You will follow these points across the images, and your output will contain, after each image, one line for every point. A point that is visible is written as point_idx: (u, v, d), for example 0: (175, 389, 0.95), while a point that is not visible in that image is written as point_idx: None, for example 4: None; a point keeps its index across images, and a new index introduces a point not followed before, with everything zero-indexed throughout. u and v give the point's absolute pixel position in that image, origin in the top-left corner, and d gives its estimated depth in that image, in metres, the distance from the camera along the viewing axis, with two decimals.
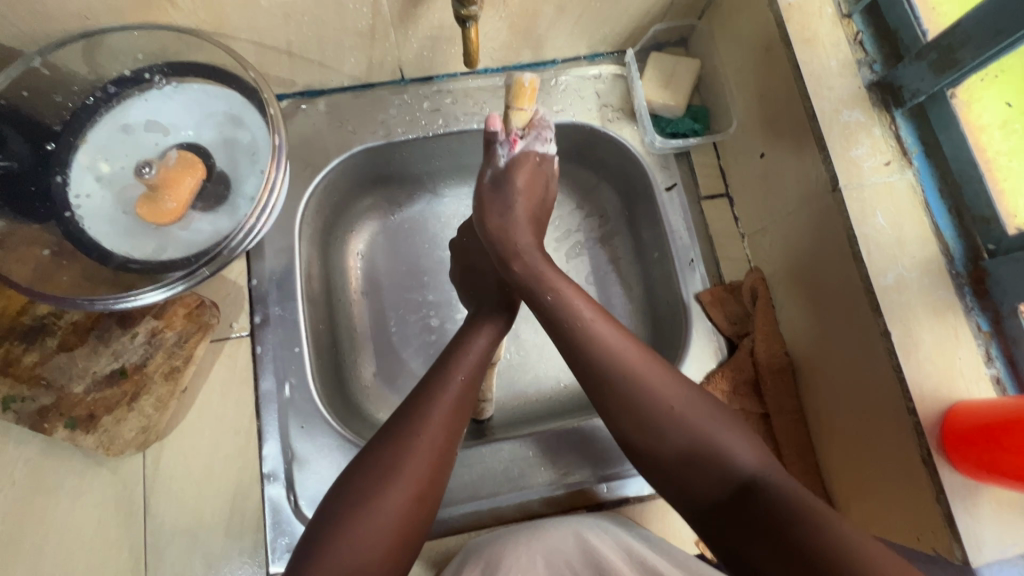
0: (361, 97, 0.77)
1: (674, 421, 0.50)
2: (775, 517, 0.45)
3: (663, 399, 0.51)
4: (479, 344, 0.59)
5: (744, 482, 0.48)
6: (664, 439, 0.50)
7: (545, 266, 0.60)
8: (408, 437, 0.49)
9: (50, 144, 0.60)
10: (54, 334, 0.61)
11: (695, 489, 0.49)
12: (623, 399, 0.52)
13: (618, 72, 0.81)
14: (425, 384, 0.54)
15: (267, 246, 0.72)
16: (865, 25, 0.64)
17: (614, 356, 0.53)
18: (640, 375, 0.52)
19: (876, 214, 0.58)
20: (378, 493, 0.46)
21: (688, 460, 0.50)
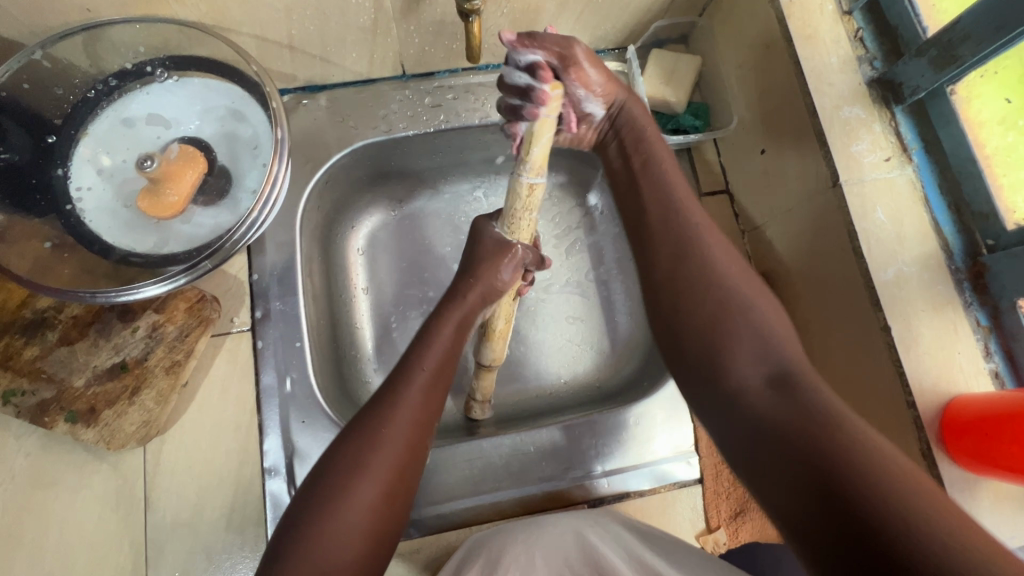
0: (362, 93, 0.77)
1: (724, 293, 0.48)
2: (798, 411, 0.39)
3: (716, 270, 0.50)
4: (443, 335, 0.56)
5: (780, 371, 0.43)
6: (709, 307, 0.48)
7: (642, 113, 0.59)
8: (375, 431, 0.47)
9: (51, 137, 0.60)
10: (54, 328, 0.61)
11: (726, 370, 0.45)
12: (673, 256, 0.52)
13: (620, 68, 0.81)
14: (390, 378, 0.52)
15: (268, 240, 0.72)
16: (865, 22, 0.64)
17: (682, 216, 0.54)
18: (702, 239, 0.52)
19: (876, 210, 0.58)
20: (347, 489, 0.45)
21: (729, 336, 0.46)
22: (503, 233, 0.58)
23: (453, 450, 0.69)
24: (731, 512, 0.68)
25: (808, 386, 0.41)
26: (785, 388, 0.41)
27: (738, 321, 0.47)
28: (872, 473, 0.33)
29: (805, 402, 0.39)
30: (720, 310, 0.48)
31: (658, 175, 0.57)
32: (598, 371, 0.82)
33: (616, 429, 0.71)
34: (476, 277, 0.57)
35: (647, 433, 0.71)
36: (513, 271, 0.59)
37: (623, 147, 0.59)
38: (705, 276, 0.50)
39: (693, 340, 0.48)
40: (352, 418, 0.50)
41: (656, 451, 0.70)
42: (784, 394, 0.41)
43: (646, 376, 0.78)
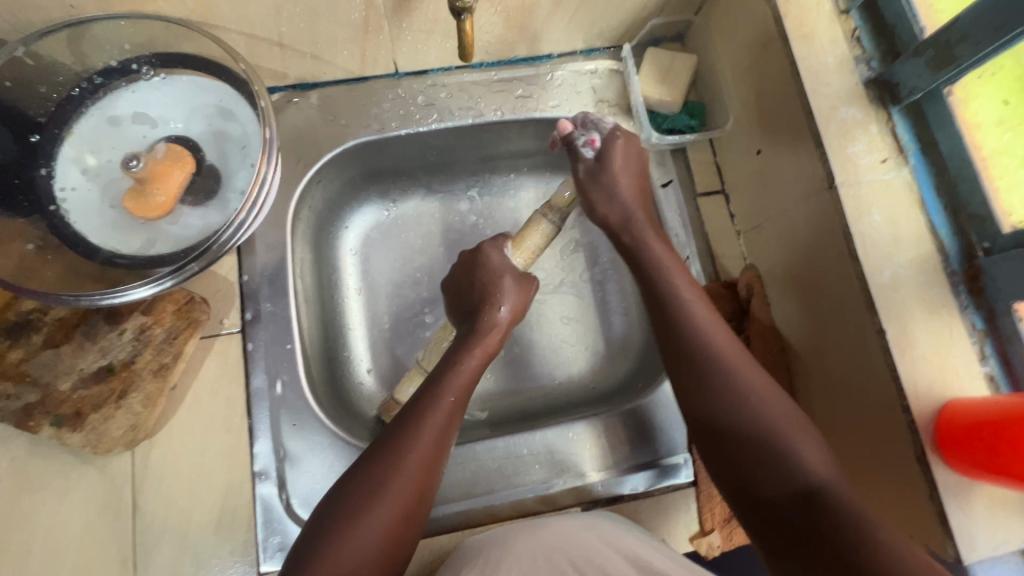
0: (354, 91, 0.76)
1: (751, 414, 0.53)
2: (832, 533, 0.44)
3: (745, 391, 0.54)
4: (470, 364, 0.60)
5: (809, 490, 0.48)
6: (738, 427, 0.53)
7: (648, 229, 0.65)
8: (396, 457, 0.51)
9: (34, 136, 0.58)
10: (39, 330, 0.60)
11: (758, 486, 0.51)
12: (694, 379, 0.56)
13: (614, 67, 0.80)
14: (414, 405, 0.56)
15: (258, 241, 0.71)
16: (862, 22, 0.64)
17: (702, 337, 0.57)
18: (723, 358, 0.56)
19: (872, 211, 0.58)
20: (364, 513, 0.49)
21: (758, 456, 0.51)
22: (512, 258, 0.68)
23: None
24: (725, 515, 0.67)
25: (836, 507, 0.46)
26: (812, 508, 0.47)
27: (768, 441, 0.51)
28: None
29: (834, 522, 0.45)
30: (751, 430, 0.52)
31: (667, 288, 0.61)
32: (594, 374, 0.81)
33: (611, 431, 0.70)
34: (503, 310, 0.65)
35: (645, 434, 0.70)
36: (521, 293, 0.67)
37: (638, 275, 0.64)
38: (733, 397, 0.54)
39: (723, 456, 0.54)
40: (375, 440, 0.54)
41: (653, 451, 0.70)
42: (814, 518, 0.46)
43: (642, 377, 0.79)
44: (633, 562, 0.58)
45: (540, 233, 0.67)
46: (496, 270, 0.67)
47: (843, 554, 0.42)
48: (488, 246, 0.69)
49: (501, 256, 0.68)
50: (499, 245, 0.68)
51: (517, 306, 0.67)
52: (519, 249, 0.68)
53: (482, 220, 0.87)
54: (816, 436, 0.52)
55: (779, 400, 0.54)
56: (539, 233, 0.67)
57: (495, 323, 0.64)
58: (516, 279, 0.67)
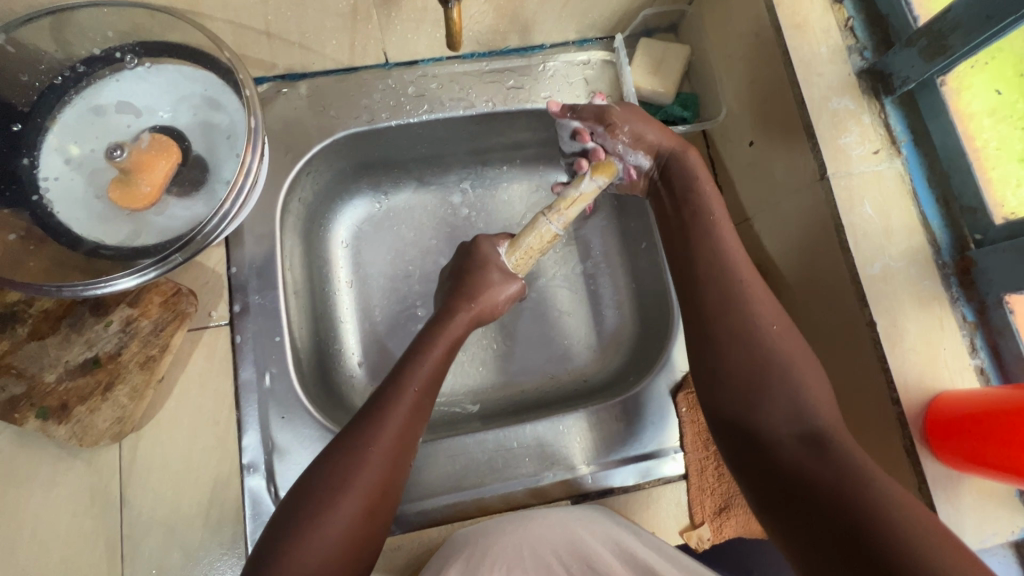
0: (344, 82, 0.75)
1: (768, 354, 0.56)
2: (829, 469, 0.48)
3: (764, 332, 0.57)
4: (434, 353, 0.61)
5: (812, 430, 0.52)
6: (754, 365, 0.56)
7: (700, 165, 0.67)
8: (360, 450, 0.52)
9: (17, 126, 0.58)
10: (25, 322, 0.60)
11: (766, 421, 0.54)
12: (721, 316, 0.59)
13: (608, 58, 0.79)
14: (378, 398, 0.56)
15: (246, 233, 0.70)
16: (856, 11, 0.63)
17: (733, 277, 0.60)
18: (749, 297, 0.59)
19: (863, 203, 0.57)
20: (329, 508, 0.49)
21: (768, 393, 0.55)
22: (505, 258, 0.69)
23: (434, 445, 0.68)
24: (716, 507, 0.68)
25: (838, 447, 0.50)
26: (814, 447, 0.50)
27: (780, 380, 0.55)
28: (889, 517, 0.43)
29: (832, 458, 0.49)
30: (761, 368, 0.56)
31: (706, 224, 0.63)
32: (585, 366, 0.81)
33: (603, 423, 0.70)
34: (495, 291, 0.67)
35: (637, 429, 0.70)
36: (507, 290, 0.68)
37: (676, 204, 0.66)
38: (753, 336, 0.57)
39: (733, 397, 0.57)
40: (337, 436, 0.54)
41: (644, 445, 0.69)
42: (816, 454, 0.50)
43: (633, 370, 0.78)
44: (627, 560, 0.58)
45: (537, 234, 0.67)
46: (482, 260, 0.69)
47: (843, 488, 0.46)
48: (481, 239, 0.71)
49: (492, 249, 0.70)
50: (495, 242, 0.70)
51: (496, 294, 0.68)
52: (514, 250, 0.69)
53: (474, 212, 0.86)
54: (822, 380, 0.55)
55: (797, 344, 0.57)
56: (537, 233, 0.67)
57: (456, 310, 0.65)
58: (500, 274, 0.68)
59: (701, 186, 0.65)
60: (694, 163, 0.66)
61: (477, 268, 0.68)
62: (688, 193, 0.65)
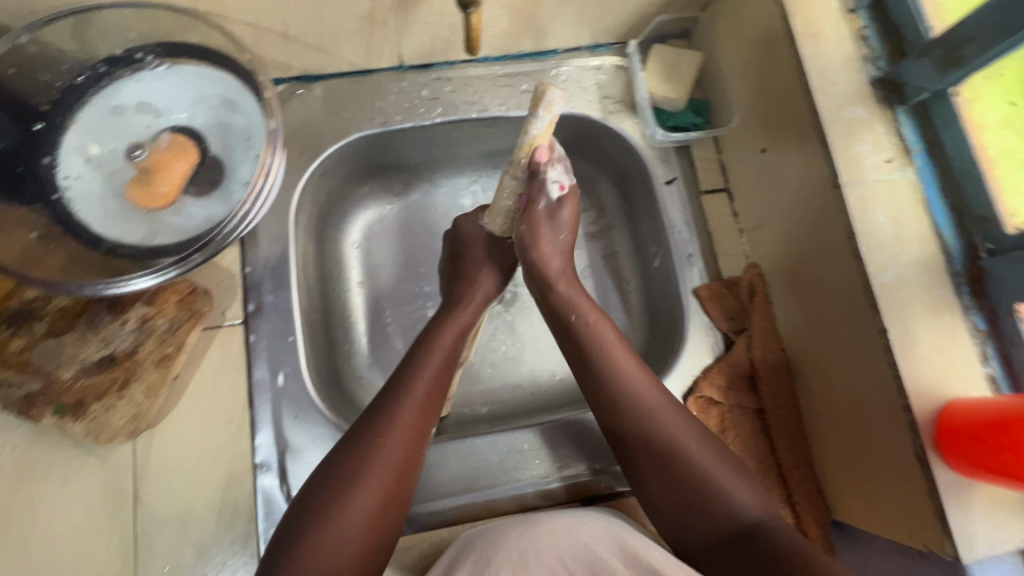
0: (359, 84, 0.76)
1: (685, 465, 0.55)
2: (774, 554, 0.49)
3: (675, 446, 0.56)
4: (444, 341, 0.62)
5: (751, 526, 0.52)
6: (677, 488, 0.55)
7: (576, 292, 0.65)
8: (373, 440, 0.52)
9: (38, 124, 0.58)
10: (42, 319, 0.60)
11: (706, 527, 0.54)
12: (638, 435, 0.57)
13: (620, 63, 0.81)
14: (394, 386, 0.57)
15: (261, 233, 0.71)
16: (869, 21, 0.63)
17: (642, 407, 0.58)
18: (642, 401, 0.58)
19: (876, 211, 0.58)
20: (346, 498, 0.49)
21: (702, 505, 0.54)
22: (488, 221, 0.69)
23: (445, 446, 0.68)
24: None
25: (772, 537, 0.50)
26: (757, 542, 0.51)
27: (694, 476, 0.54)
28: None
29: (773, 553, 0.49)
30: (682, 478, 0.55)
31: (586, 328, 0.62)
32: None
33: None
34: (479, 282, 0.69)
35: None
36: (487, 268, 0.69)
37: (558, 319, 0.65)
38: (673, 459, 0.56)
39: (666, 507, 0.56)
40: (351, 427, 0.54)
41: None
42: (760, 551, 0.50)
43: None
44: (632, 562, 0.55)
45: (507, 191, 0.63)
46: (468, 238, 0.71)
47: None
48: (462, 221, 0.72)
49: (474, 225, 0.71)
50: (476, 218, 0.71)
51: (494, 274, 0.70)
52: (492, 214, 0.68)
53: None
54: (746, 476, 0.55)
55: (715, 449, 0.56)
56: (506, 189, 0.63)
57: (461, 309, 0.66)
58: (494, 249, 0.70)
59: (586, 315, 0.63)
60: (572, 296, 0.65)
61: (467, 249, 0.70)
62: (575, 328, 0.63)
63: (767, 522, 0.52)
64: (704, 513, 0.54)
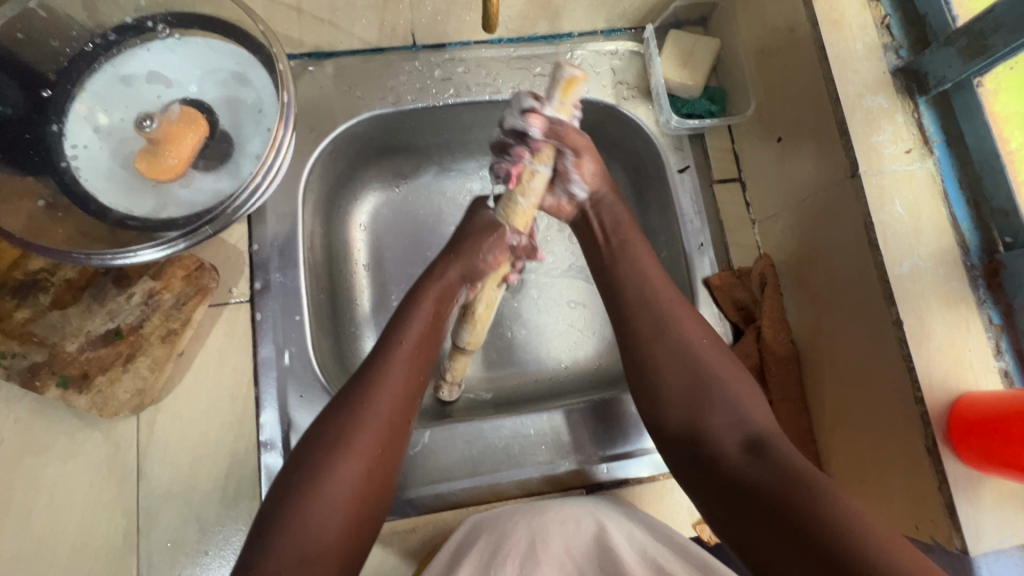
0: (370, 62, 0.75)
1: (698, 373, 0.56)
2: (776, 470, 0.47)
3: (687, 357, 0.57)
4: (425, 306, 0.59)
5: (754, 439, 0.51)
6: (687, 385, 0.55)
7: (617, 203, 0.68)
8: (357, 406, 0.51)
9: (46, 92, 0.58)
10: (47, 291, 0.60)
11: (710, 439, 0.52)
12: (655, 341, 0.58)
13: (635, 49, 0.80)
14: (376, 354, 0.56)
15: (269, 211, 0.70)
16: (893, 8, 0.62)
17: (655, 310, 0.60)
18: (662, 312, 0.59)
19: (894, 202, 0.57)
20: (329, 466, 0.48)
21: (707, 413, 0.54)
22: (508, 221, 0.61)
23: (453, 429, 0.68)
24: None
25: (776, 450, 0.49)
26: (760, 456, 0.49)
27: (706, 386, 0.55)
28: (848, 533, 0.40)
29: (778, 469, 0.47)
30: (694, 385, 0.55)
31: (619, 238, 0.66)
32: (600, 357, 0.81)
33: (619, 414, 0.70)
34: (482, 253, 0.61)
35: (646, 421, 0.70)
36: (497, 252, 0.61)
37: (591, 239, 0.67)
38: (681, 362, 0.56)
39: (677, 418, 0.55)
40: (336, 393, 0.53)
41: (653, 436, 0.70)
42: (761, 463, 0.48)
43: None
44: (646, 562, 0.54)
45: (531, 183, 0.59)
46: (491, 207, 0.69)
47: (793, 500, 0.44)
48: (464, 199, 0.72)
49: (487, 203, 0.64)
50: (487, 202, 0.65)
51: (478, 258, 0.61)
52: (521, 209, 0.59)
53: None
54: (751, 395, 0.55)
55: (724, 363, 0.57)
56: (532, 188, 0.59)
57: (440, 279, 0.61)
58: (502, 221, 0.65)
59: (621, 221, 0.66)
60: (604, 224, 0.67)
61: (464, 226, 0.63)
62: (612, 235, 0.66)
63: (768, 438, 0.51)
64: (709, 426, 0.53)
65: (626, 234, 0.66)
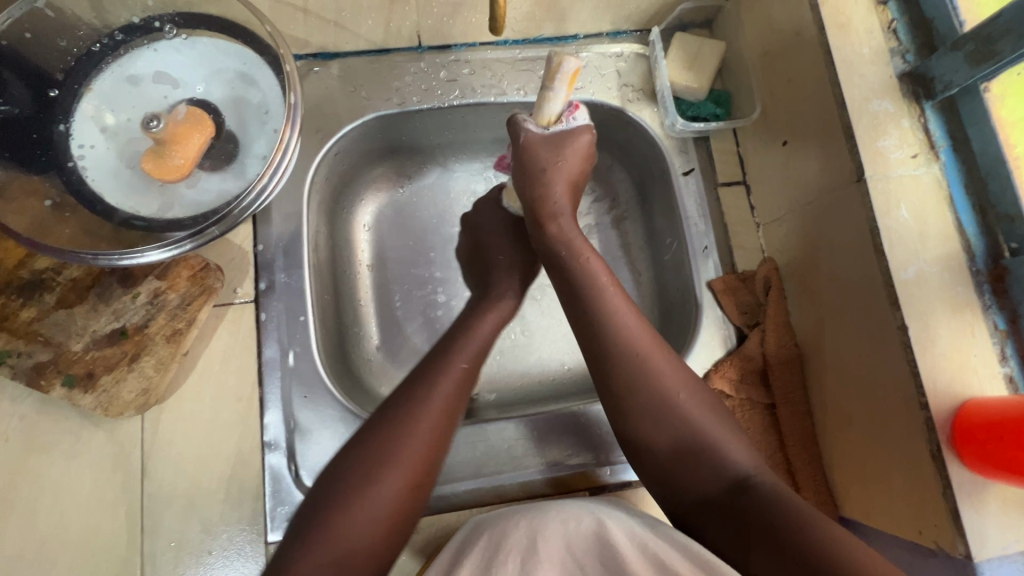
0: (375, 63, 0.75)
1: (679, 414, 0.55)
2: (761, 510, 0.48)
3: (667, 397, 0.55)
4: (483, 330, 0.62)
5: (739, 483, 0.51)
6: (668, 426, 0.54)
7: (576, 236, 0.64)
8: (407, 423, 0.51)
9: (53, 92, 0.58)
10: (52, 290, 0.60)
11: (692, 484, 0.53)
12: (635, 379, 0.56)
13: (641, 51, 0.80)
14: (424, 370, 0.56)
15: (275, 211, 0.70)
16: (900, 13, 0.62)
17: (632, 345, 0.57)
18: (636, 347, 0.57)
19: (900, 207, 0.57)
20: (375, 480, 0.48)
21: (690, 460, 0.53)
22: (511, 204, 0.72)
23: (457, 430, 0.68)
24: None
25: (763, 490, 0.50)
26: (747, 495, 0.50)
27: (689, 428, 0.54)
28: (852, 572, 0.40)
29: (763, 507, 0.48)
30: (677, 429, 0.54)
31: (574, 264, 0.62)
32: None
33: None
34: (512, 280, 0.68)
35: None
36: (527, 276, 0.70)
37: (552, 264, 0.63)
38: (663, 410, 0.55)
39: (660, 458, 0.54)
40: (381, 407, 0.53)
41: None
42: (746, 502, 0.49)
43: None
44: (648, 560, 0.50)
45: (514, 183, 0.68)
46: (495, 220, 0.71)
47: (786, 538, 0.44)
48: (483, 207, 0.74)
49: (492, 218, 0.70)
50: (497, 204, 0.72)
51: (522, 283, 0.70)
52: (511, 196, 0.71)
53: None
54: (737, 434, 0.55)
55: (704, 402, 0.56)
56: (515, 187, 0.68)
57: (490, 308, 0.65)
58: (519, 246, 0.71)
59: (584, 259, 0.62)
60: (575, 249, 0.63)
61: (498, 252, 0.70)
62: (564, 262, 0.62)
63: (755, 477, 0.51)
64: (691, 468, 0.53)
65: (590, 261, 0.62)
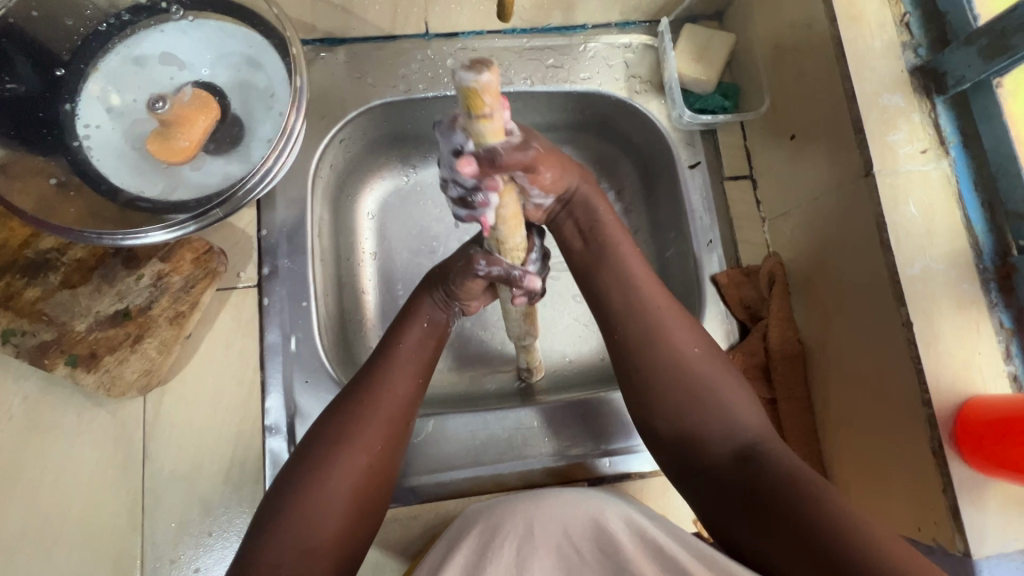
0: (381, 50, 0.75)
1: (693, 377, 0.52)
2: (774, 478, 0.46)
3: (679, 357, 0.53)
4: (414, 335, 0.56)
5: (748, 447, 0.49)
6: (677, 386, 0.52)
7: (599, 202, 0.59)
8: (360, 410, 0.50)
9: (59, 71, 0.58)
10: (57, 270, 0.60)
11: (701, 446, 0.51)
12: (642, 339, 0.54)
13: (649, 43, 0.79)
14: (378, 357, 0.55)
15: (279, 197, 0.70)
16: (913, 6, 0.61)
17: (644, 304, 0.55)
18: (646, 303, 0.55)
19: (908, 202, 0.57)
20: (333, 458, 0.48)
21: (702, 424, 0.51)
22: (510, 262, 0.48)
23: (457, 419, 0.68)
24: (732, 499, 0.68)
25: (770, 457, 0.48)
26: (752, 464, 0.48)
27: (698, 389, 0.52)
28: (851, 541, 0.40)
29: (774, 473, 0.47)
30: (687, 389, 0.52)
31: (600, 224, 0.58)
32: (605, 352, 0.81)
33: (619, 410, 0.70)
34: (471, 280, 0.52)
35: None
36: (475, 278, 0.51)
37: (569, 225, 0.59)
38: (672, 365, 0.53)
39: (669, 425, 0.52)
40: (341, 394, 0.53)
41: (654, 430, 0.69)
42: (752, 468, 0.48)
43: None
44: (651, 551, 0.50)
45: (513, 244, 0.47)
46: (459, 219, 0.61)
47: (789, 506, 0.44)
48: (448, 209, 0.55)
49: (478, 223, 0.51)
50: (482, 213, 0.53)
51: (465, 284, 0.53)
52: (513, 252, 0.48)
53: None
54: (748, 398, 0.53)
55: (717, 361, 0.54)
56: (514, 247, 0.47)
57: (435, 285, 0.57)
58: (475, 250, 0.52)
59: (600, 220, 0.58)
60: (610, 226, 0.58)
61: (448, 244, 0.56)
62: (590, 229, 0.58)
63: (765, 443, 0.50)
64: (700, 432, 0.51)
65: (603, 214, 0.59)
